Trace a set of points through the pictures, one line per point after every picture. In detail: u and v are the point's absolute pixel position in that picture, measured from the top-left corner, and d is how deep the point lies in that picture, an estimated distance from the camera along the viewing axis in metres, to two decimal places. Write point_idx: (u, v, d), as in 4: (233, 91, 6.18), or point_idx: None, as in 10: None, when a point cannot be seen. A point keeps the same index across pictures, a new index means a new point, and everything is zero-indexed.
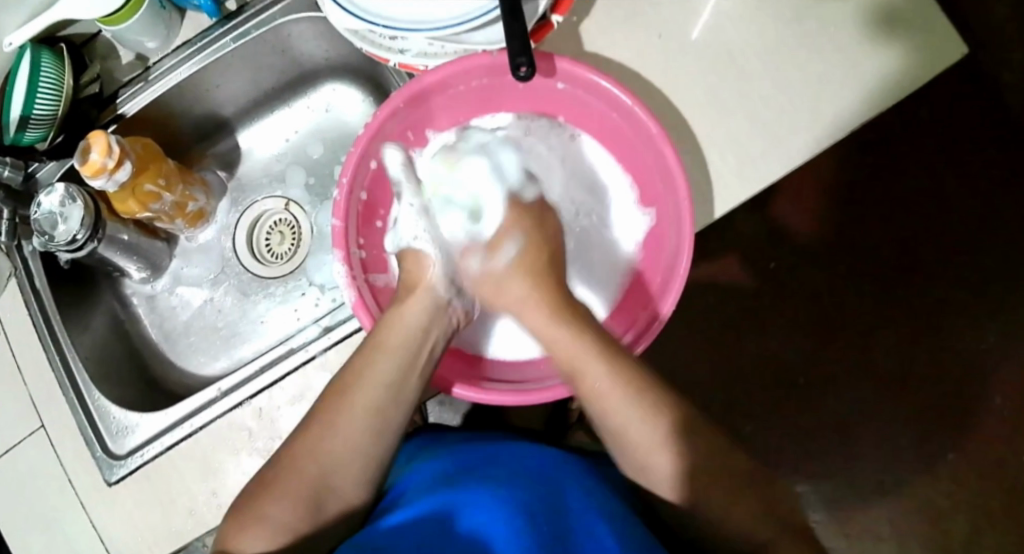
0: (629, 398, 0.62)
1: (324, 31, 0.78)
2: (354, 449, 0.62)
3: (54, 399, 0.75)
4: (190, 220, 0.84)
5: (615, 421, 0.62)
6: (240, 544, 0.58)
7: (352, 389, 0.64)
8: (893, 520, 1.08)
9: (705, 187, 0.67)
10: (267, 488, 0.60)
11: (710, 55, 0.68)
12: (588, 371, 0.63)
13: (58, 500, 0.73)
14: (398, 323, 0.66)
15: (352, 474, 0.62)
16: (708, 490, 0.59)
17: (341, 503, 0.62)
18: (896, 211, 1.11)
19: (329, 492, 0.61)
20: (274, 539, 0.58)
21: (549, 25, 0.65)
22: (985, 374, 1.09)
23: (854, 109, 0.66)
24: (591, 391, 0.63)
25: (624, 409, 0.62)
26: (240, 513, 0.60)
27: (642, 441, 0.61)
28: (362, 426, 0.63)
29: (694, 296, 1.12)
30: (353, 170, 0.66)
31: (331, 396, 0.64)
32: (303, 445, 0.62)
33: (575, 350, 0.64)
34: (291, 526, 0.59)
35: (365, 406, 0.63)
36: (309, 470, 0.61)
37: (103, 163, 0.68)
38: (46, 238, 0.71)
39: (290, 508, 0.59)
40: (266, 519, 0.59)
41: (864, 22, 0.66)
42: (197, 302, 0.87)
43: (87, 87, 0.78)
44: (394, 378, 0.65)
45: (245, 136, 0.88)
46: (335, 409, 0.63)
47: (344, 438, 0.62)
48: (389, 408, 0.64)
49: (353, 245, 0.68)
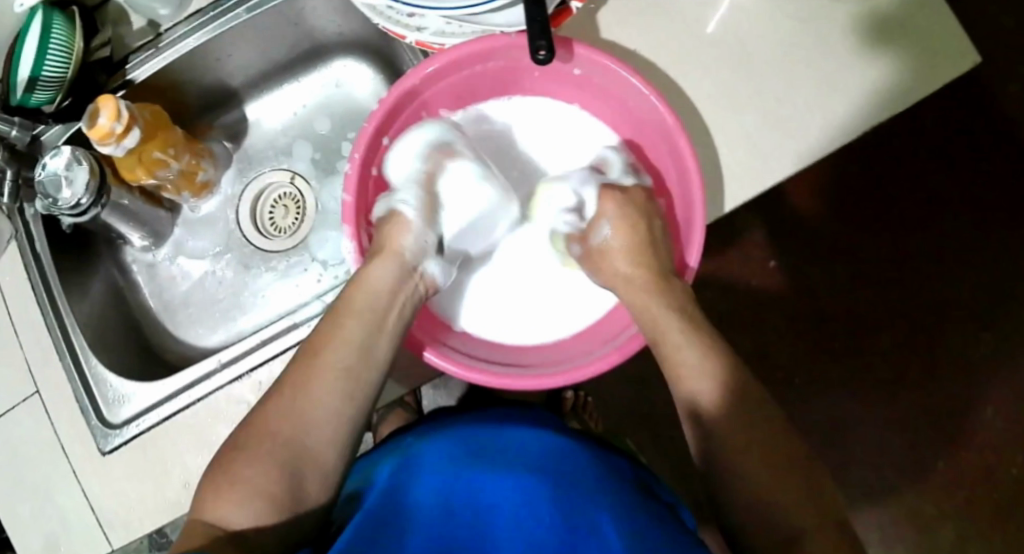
0: (703, 357, 0.62)
1: (338, 6, 0.77)
2: (328, 409, 0.61)
3: (50, 364, 0.74)
4: (196, 192, 0.84)
5: (684, 384, 0.62)
6: (217, 515, 0.56)
7: (322, 349, 0.62)
8: (880, 523, 1.09)
9: (716, 179, 0.67)
10: (239, 454, 0.58)
11: (724, 49, 0.68)
12: (667, 332, 0.63)
13: (51, 466, 0.73)
14: (365, 282, 0.65)
15: (327, 441, 0.60)
16: (759, 466, 0.57)
17: (324, 473, 0.60)
18: (898, 216, 1.11)
19: (306, 460, 0.59)
20: (250, 504, 0.56)
21: (569, 11, 0.65)
22: (976, 383, 1.10)
23: (868, 108, 0.66)
24: (669, 354, 0.63)
25: (696, 377, 0.61)
26: (212, 480, 0.57)
27: (712, 410, 0.60)
28: (335, 388, 0.61)
29: (692, 292, 1.12)
30: (365, 148, 0.65)
31: (302, 362, 0.62)
32: (272, 409, 0.60)
33: (657, 314, 0.64)
34: (270, 489, 0.57)
35: (340, 366, 0.62)
36: (284, 433, 0.59)
37: (111, 127, 0.67)
38: (49, 201, 0.70)
39: (268, 472, 0.57)
40: (241, 481, 0.57)
41: (885, 19, 0.66)
42: (197, 274, 0.86)
43: (97, 52, 0.76)
44: (368, 339, 0.63)
45: (253, 108, 0.87)
46: (306, 370, 0.61)
47: (318, 401, 0.60)
48: (360, 371, 0.62)
49: (362, 222, 0.68)
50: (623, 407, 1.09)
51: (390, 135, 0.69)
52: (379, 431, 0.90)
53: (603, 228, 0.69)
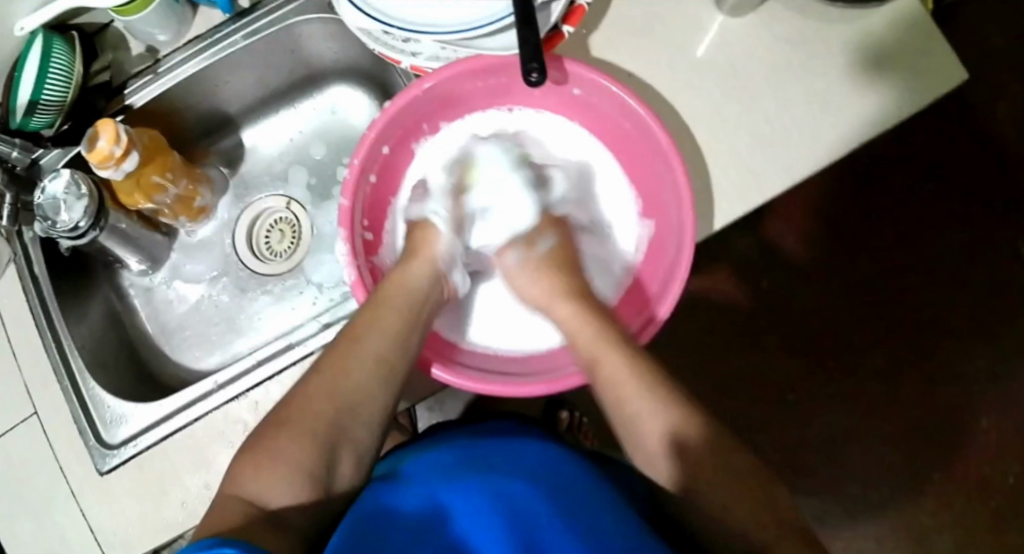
0: (642, 386, 0.61)
1: (335, 32, 0.79)
2: (367, 394, 0.61)
3: (48, 385, 0.74)
4: (194, 216, 0.85)
5: (626, 408, 0.61)
6: (255, 488, 0.55)
7: (363, 335, 0.63)
8: (877, 541, 1.09)
9: (708, 199, 0.69)
10: (278, 430, 0.58)
11: (713, 72, 0.69)
12: (605, 358, 0.63)
13: (47, 488, 0.72)
14: (402, 278, 0.67)
15: (365, 425, 0.61)
16: (710, 481, 0.57)
17: (355, 458, 0.60)
18: (888, 236, 1.13)
19: (344, 443, 0.59)
20: (290, 481, 0.56)
21: (560, 35, 0.66)
22: (969, 401, 1.10)
23: (854, 129, 0.68)
24: (608, 380, 0.62)
25: (637, 399, 0.61)
26: (249, 455, 0.57)
27: (654, 436, 0.60)
28: (373, 374, 0.62)
29: (686, 312, 1.13)
30: (365, 154, 0.67)
31: (343, 345, 0.63)
32: (314, 388, 0.60)
33: (597, 340, 0.64)
34: (309, 469, 0.57)
35: (379, 353, 0.63)
36: (325, 413, 0.59)
37: (110, 151, 0.68)
38: (48, 223, 0.71)
39: (308, 449, 0.57)
40: (278, 459, 0.57)
41: (869, 44, 0.68)
42: (194, 297, 0.86)
43: (96, 76, 0.78)
44: (406, 331, 0.65)
45: (250, 133, 0.88)
46: (348, 352, 0.62)
47: (358, 384, 0.61)
48: (397, 361, 0.63)
49: (358, 226, 0.69)
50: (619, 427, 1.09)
51: (389, 144, 0.70)
52: None
53: (547, 240, 0.74)
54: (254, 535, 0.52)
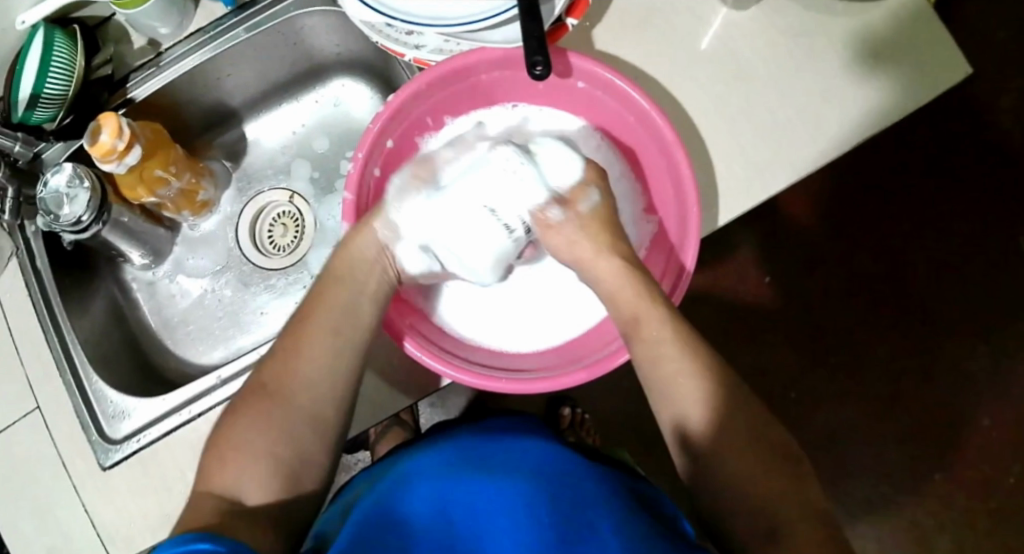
0: (683, 348, 0.60)
1: (337, 25, 0.78)
2: (321, 368, 0.61)
3: (50, 380, 0.74)
4: (196, 210, 0.85)
5: (668, 370, 0.60)
6: (222, 481, 0.56)
7: (311, 315, 0.63)
8: (880, 536, 1.09)
9: (712, 192, 0.68)
10: (238, 420, 0.58)
11: (718, 65, 0.69)
12: (648, 319, 0.62)
13: (50, 482, 0.72)
14: (352, 247, 0.66)
15: (326, 399, 0.60)
16: (737, 461, 0.57)
17: (323, 435, 0.60)
18: (892, 230, 1.12)
19: (304, 422, 0.59)
20: (256, 467, 0.57)
21: (564, 27, 0.66)
22: (973, 395, 1.10)
23: (860, 123, 0.67)
24: (650, 340, 0.61)
25: (678, 360, 0.60)
26: (214, 450, 0.58)
27: (690, 403, 0.59)
28: (325, 348, 0.61)
29: (689, 307, 1.13)
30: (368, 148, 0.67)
31: (292, 327, 0.63)
32: (266, 375, 0.60)
33: (640, 303, 0.63)
34: (273, 453, 0.57)
35: (329, 328, 0.62)
36: (281, 397, 0.59)
37: (113, 144, 0.67)
38: (50, 217, 0.70)
39: (269, 435, 0.58)
40: (241, 450, 0.57)
41: (875, 36, 0.68)
42: (196, 292, 0.86)
43: (99, 70, 0.77)
44: (355, 302, 0.65)
45: (252, 127, 0.88)
46: (298, 335, 0.62)
47: (311, 361, 0.61)
48: (350, 329, 0.63)
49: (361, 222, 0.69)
50: (621, 422, 1.09)
51: (394, 137, 0.70)
52: (377, 448, 0.90)
53: (594, 196, 0.68)
54: (230, 531, 0.53)
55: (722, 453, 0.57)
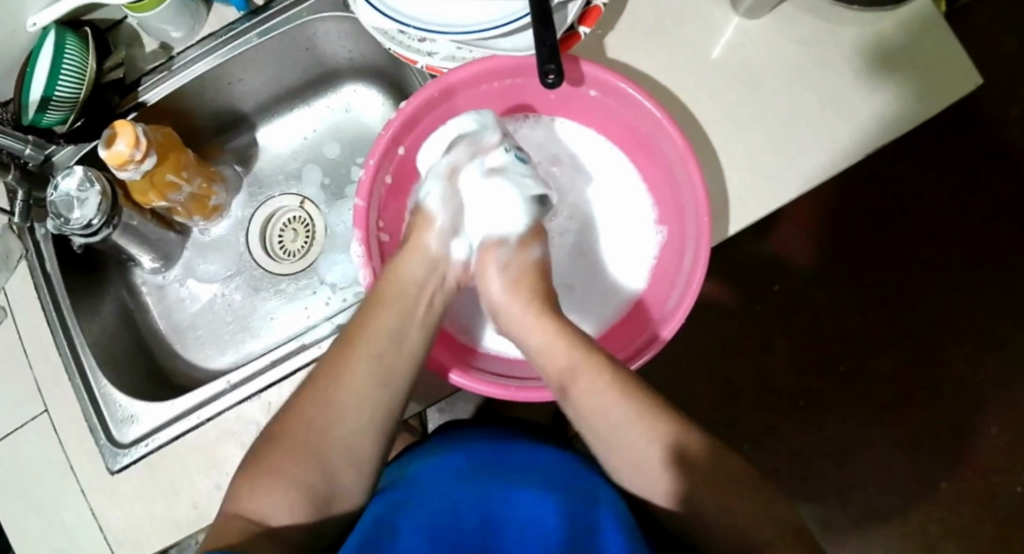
0: (622, 396, 0.61)
1: (350, 31, 0.78)
2: (362, 397, 0.62)
3: (59, 384, 0.74)
4: (206, 215, 0.85)
5: (612, 419, 0.61)
6: (252, 505, 0.58)
7: (356, 340, 0.64)
8: (885, 547, 1.09)
9: (723, 202, 0.68)
10: (275, 445, 0.60)
11: (730, 74, 0.69)
12: (579, 379, 0.62)
13: (58, 486, 0.72)
14: (398, 274, 0.66)
15: (364, 429, 0.62)
16: (710, 496, 0.58)
17: (355, 463, 0.61)
18: (900, 240, 1.12)
19: (337, 450, 0.61)
20: (286, 493, 0.58)
21: (577, 35, 0.65)
22: (981, 405, 1.09)
23: (871, 132, 0.67)
24: (586, 395, 0.62)
25: (620, 408, 0.61)
26: (247, 471, 0.59)
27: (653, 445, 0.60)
28: (367, 376, 0.62)
29: (697, 315, 1.12)
30: (381, 154, 0.66)
31: (337, 350, 0.64)
32: (308, 401, 0.62)
33: (568, 363, 0.63)
34: (305, 479, 0.59)
35: (372, 355, 0.63)
36: (318, 422, 0.61)
37: (130, 154, 0.67)
38: (61, 221, 0.70)
39: (302, 462, 0.59)
40: (272, 474, 0.59)
41: (888, 45, 0.68)
42: (206, 297, 0.86)
43: (111, 72, 0.78)
44: (400, 329, 0.65)
45: (264, 132, 0.88)
46: (341, 359, 0.63)
47: (351, 390, 0.62)
48: (395, 360, 0.64)
49: (372, 227, 0.69)
50: None
51: (406, 144, 0.69)
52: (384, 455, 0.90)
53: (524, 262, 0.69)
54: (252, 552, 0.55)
55: (692, 488, 0.58)
